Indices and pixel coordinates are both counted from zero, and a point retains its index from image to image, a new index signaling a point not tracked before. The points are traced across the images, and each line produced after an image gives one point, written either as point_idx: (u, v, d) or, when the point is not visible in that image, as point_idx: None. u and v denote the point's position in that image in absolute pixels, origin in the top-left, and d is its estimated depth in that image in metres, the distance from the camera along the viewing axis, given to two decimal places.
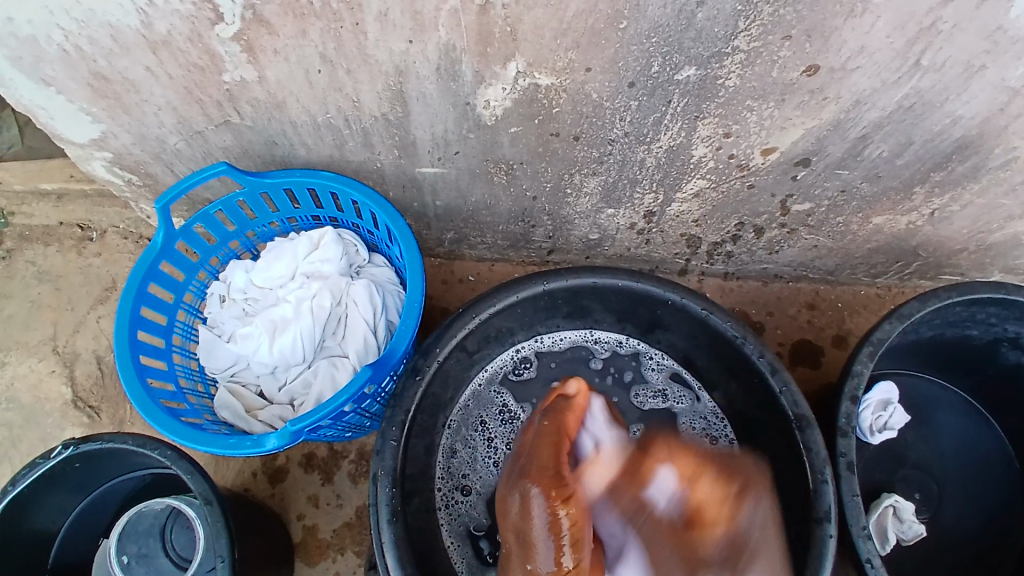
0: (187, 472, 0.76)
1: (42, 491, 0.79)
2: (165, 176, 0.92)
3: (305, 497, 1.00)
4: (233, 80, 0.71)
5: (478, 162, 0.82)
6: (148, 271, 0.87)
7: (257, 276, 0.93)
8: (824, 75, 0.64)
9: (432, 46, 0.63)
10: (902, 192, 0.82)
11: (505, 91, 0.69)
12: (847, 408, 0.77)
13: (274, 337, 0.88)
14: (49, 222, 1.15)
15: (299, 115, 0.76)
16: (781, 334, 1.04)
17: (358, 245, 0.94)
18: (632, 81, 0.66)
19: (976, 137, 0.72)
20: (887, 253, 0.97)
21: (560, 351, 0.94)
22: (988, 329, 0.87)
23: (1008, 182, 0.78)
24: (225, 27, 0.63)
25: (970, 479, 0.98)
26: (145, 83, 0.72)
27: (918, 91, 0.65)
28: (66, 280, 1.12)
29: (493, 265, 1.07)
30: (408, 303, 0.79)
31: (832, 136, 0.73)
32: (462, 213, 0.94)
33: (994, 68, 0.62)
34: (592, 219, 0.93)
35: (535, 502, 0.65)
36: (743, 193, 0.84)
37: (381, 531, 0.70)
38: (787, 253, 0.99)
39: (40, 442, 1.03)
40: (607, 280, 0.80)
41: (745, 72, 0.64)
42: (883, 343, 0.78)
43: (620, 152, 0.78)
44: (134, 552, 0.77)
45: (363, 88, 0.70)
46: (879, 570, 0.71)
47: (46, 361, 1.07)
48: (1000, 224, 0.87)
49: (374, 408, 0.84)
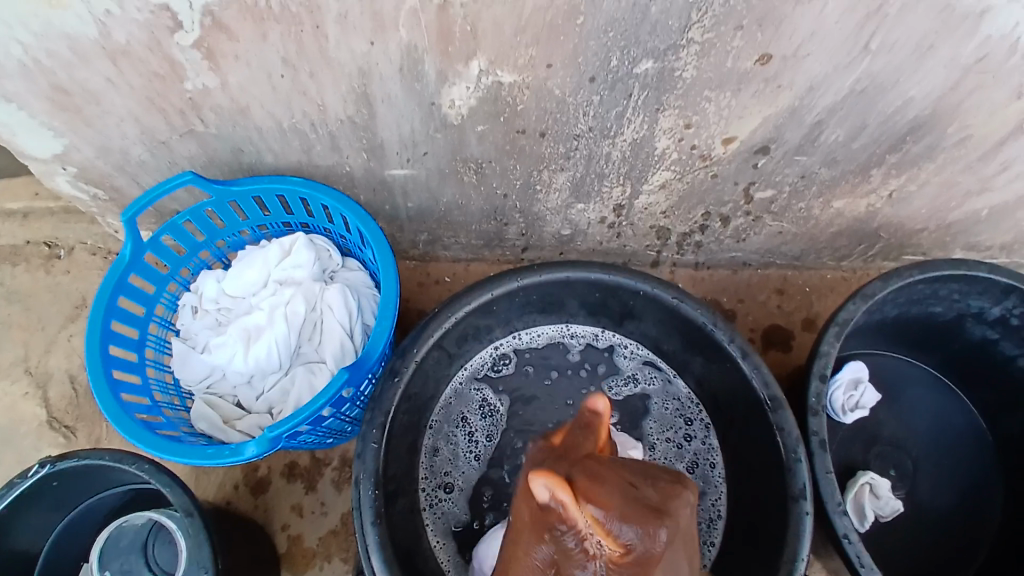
0: (166, 485, 0.76)
1: (21, 510, 0.78)
2: (131, 189, 0.91)
3: (289, 507, 1.00)
4: (195, 88, 0.71)
5: (447, 162, 0.83)
6: (117, 285, 0.86)
7: (230, 285, 0.93)
8: (777, 63, 0.66)
9: (394, 47, 0.64)
10: (861, 174, 0.85)
11: (469, 90, 0.70)
12: (817, 387, 0.79)
13: (249, 345, 0.88)
14: (16, 241, 1.13)
15: (264, 120, 0.76)
16: (752, 321, 1.06)
17: (330, 249, 0.94)
18: (592, 75, 0.68)
19: (927, 118, 0.74)
20: (850, 236, 1.00)
21: (538, 346, 0.95)
22: (951, 304, 0.90)
23: (961, 160, 0.81)
24: (185, 34, 0.63)
25: (940, 454, 1.01)
26: (108, 93, 0.72)
27: (869, 75, 0.68)
28: (35, 300, 1.10)
29: (468, 266, 1.07)
30: (382, 305, 0.80)
31: (789, 122, 0.75)
32: (434, 214, 0.95)
33: (940, 50, 0.65)
34: (563, 215, 0.95)
35: None
36: (707, 183, 0.86)
37: (365, 535, 0.70)
38: (754, 241, 1.01)
39: (14, 466, 1.01)
40: (579, 273, 0.81)
41: (700, 63, 0.66)
42: (848, 322, 0.81)
43: (586, 146, 0.79)
44: (117, 568, 0.76)
45: (327, 92, 0.70)
46: (856, 544, 0.73)
47: (18, 383, 1.05)
48: (957, 202, 0.90)
49: (353, 412, 0.84)
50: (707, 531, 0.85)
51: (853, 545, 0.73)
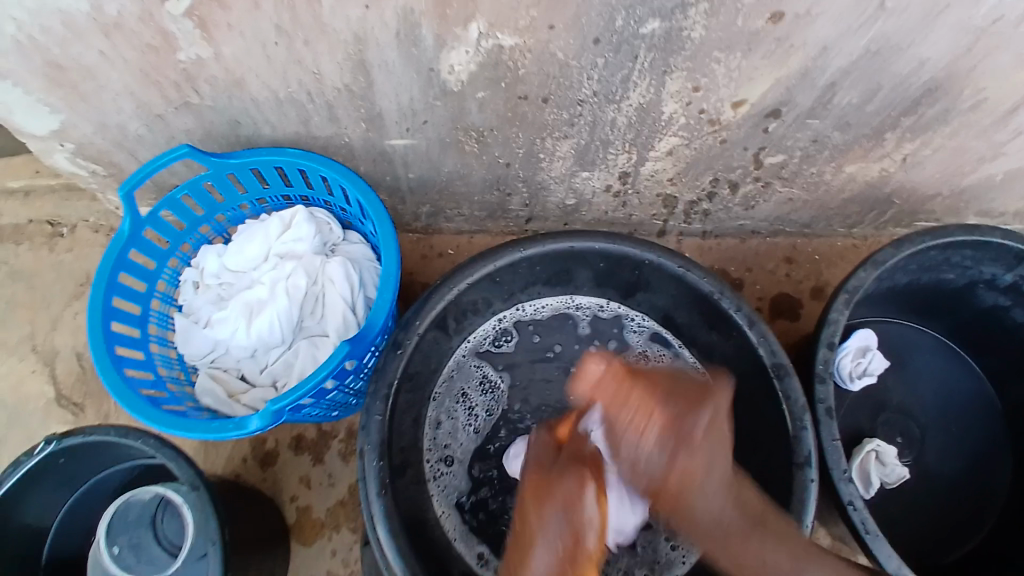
0: (171, 459, 0.76)
1: (29, 488, 0.79)
2: (129, 164, 0.90)
3: (296, 479, 1.00)
4: (189, 59, 0.68)
5: (448, 131, 0.81)
6: (117, 260, 0.85)
7: (230, 259, 0.92)
8: (789, 22, 0.63)
9: (390, 11, 0.62)
10: (873, 138, 0.82)
11: (468, 55, 0.68)
12: (824, 354, 0.77)
13: (251, 320, 0.88)
14: (18, 220, 1.12)
15: (259, 91, 0.74)
16: (761, 290, 1.04)
17: (331, 222, 0.93)
18: (596, 38, 0.65)
19: (946, 79, 0.72)
20: (862, 203, 0.98)
21: (542, 317, 0.94)
22: (964, 271, 0.89)
23: (979, 123, 0.79)
24: (175, 3, 0.61)
25: (950, 421, 1.00)
26: (101, 68, 0.70)
27: (884, 35, 0.65)
28: (39, 278, 1.09)
29: (471, 237, 1.06)
30: (384, 278, 0.79)
31: (801, 85, 0.72)
32: (436, 185, 0.93)
33: (960, 6, 0.62)
34: (567, 184, 0.93)
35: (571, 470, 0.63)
36: (715, 148, 0.84)
37: (370, 505, 0.70)
38: (763, 208, 0.99)
39: (25, 443, 1.02)
40: (583, 243, 0.79)
41: (709, 23, 0.63)
42: (859, 290, 0.79)
43: (590, 113, 0.77)
44: (125, 543, 0.76)
45: (323, 60, 0.68)
46: (861, 512, 0.72)
47: (26, 360, 1.05)
48: (973, 165, 0.87)
49: (357, 384, 0.84)
50: None
51: (858, 511, 0.72)
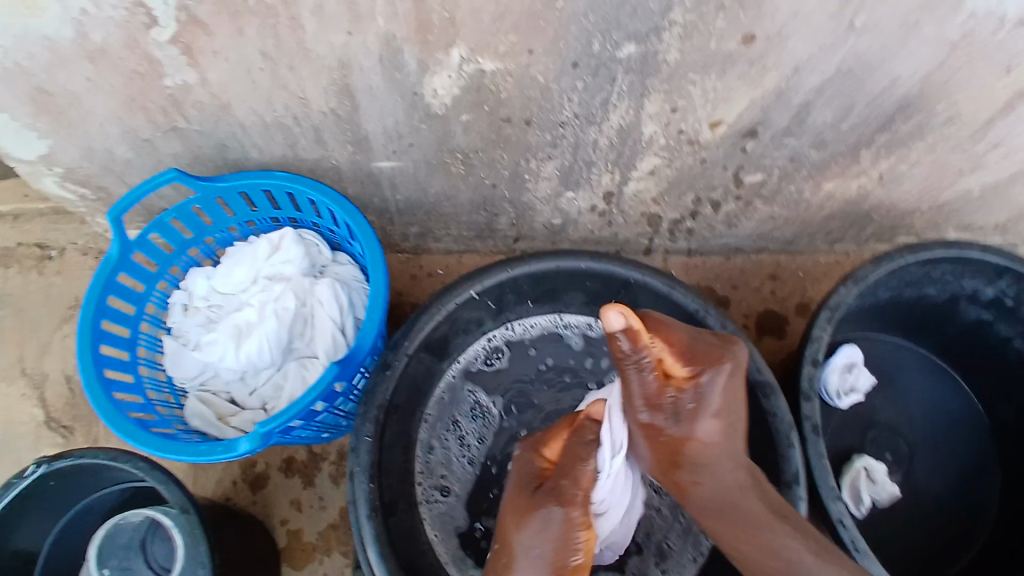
0: (160, 482, 0.76)
1: (18, 512, 0.79)
2: (118, 189, 0.91)
3: (287, 502, 1.00)
4: (176, 85, 0.70)
5: (433, 153, 0.82)
6: (106, 284, 0.85)
7: (219, 282, 0.93)
8: (761, 44, 0.65)
9: (373, 37, 0.63)
10: (850, 156, 0.84)
11: (451, 79, 0.69)
12: (809, 370, 0.78)
13: (240, 341, 0.88)
14: (8, 243, 1.13)
15: (247, 116, 0.75)
16: (747, 306, 1.06)
17: (319, 244, 0.94)
18: (575, 61, 0.67)
19: (917, 96, 0.74)
20: (843, 219, 0.99)
21: (532, 336, 0.95)
22: (946, 285, 0.90)
23: (953, 138, 0.80)
24: (162, 30, 0.62)
25: (939, 437, 1.01)
26: (88, 93, 0.71)
27: (855, 54, 0.67)
28: (29, 303, 1.10)
29: (460, 257, 1.07)
30: (371, 298, 0.79)
31: (776, 105, 0.74)
32: (423, 206, 0.94)
33: (926, 24, 0.64)
34: (553, 204, 0.94)
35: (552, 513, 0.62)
36: (696, 168, 0.86)
37: (361, 527, 0.70)
38: (746, 226, 1.01)
39: (13, 468, 1.01)
40: (568, 262, 0.80)
41: (683, 46, 0.65)
42: (841, 305, 0.80)
43: (573, 134, 0.79)
44: (115, 566, 0.77)
45: (308, 85, 0.70)
46: (851, 530, 0.72)
47: (14, 385, 1.05)
48: (950, 180, 0.89)
49: (346, 405, 0.84)
50: None
51: (848, 529, 0.72)
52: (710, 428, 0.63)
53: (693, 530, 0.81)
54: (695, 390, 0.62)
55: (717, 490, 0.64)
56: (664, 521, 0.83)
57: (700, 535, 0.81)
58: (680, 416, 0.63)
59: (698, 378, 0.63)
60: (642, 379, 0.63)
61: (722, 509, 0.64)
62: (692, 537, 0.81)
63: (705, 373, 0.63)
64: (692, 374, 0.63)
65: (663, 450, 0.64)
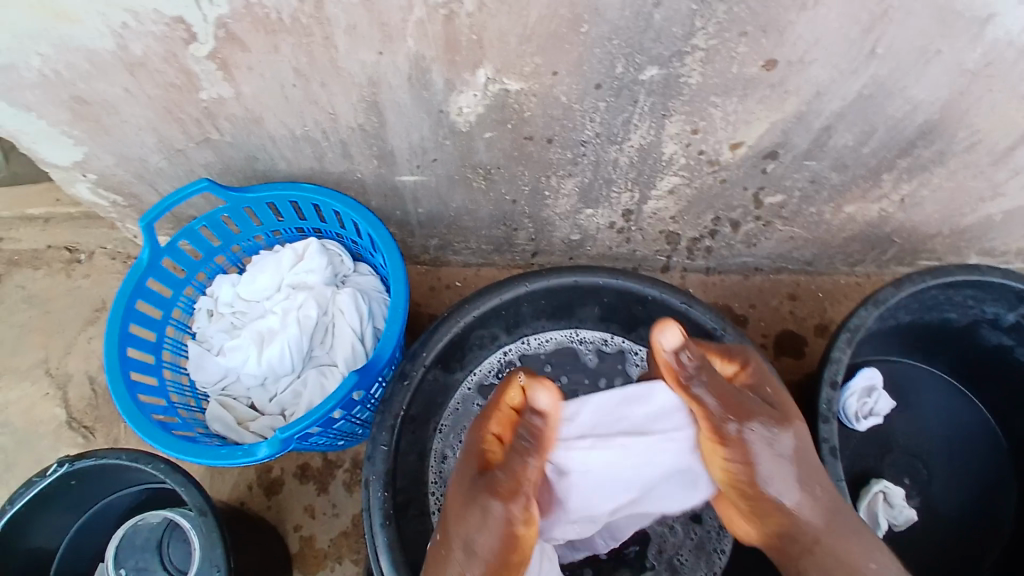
0: (180, 484, 0.76)
1: (39, 510, 0.80)
2: (149, 196, 0.93)
3: (301, 508, 1.01)
4: (210, 98, 0.72)
5: (456, 168, 0.84)
6: (135, 288, 0.88)
7: (243, 289, 0.94)
8: (782, 69, 0.66)
9: (402, 57, 0.65)
10: (871, 179, 0.85)
11: (476, 98, 0.71)
12: (828, 393, 0.78)
13: (262, 348, 0.90)
14: (38, 246, 1.16)
15: (277, 129, 0.77)
16: (764, 326, 1.06)
17: (342, 255, 0.96)
18: (598, 82, 0.68)
19: (938, 122, 0.74)
20: (863, 241, 0.99)
21: (546, 351, 0.95)
22: (966, 310, 0.89)
23: (974, 164, 0.81)
24: (199, 46, 0.65)
25: (957, 461, 1.00)
26: (125, 104, 0.74)
27: (876, 80, 0.68)
28: (55, 304, 1.13)
29: (478, 270, 1.09)
30: (392, 309, 0.81)
31: (797, 128, 0.75)
32: (444, 220, 0.96)
33: (948, 53, 0.64)
34: (572, 220, 0.95)
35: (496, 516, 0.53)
36: (716, 188, 0.86)
37: (374, 535, 0.71)
38: (765, 246, 1.01)
39: (35, 465, 1.04)
40: (586, 278, 0.81)
41: (706, 70, 0.66)
42: (860, 328, 0.80)
43: (594, 152, 0.80)
44: (132, 566, 0.78)
45: (338, 101, 0.72)
46: None
47: (39, 384, 1.08)
48: (971, 206, 0.89)
49: (364, 414, 0.85)
50: (716, 538, 0.82)
51: None
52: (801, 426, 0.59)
53: (706, 549, 0.82)
54: (755, 383, 0.60)
55: (822, 507, 0.58)
56: (677, 537, 0.83)
57: (712, 554, 0.81)
58: (769, 420, 0.56)
59: (749, 369, 0.61)
60: (721, 391, 0.56)
61: (828, 547, 0.57)
62: (704, 556, 0.81)
63: (755, 367, 0.61)
64: (740, 370, 0.61)
65: (777, 473, 0.56)
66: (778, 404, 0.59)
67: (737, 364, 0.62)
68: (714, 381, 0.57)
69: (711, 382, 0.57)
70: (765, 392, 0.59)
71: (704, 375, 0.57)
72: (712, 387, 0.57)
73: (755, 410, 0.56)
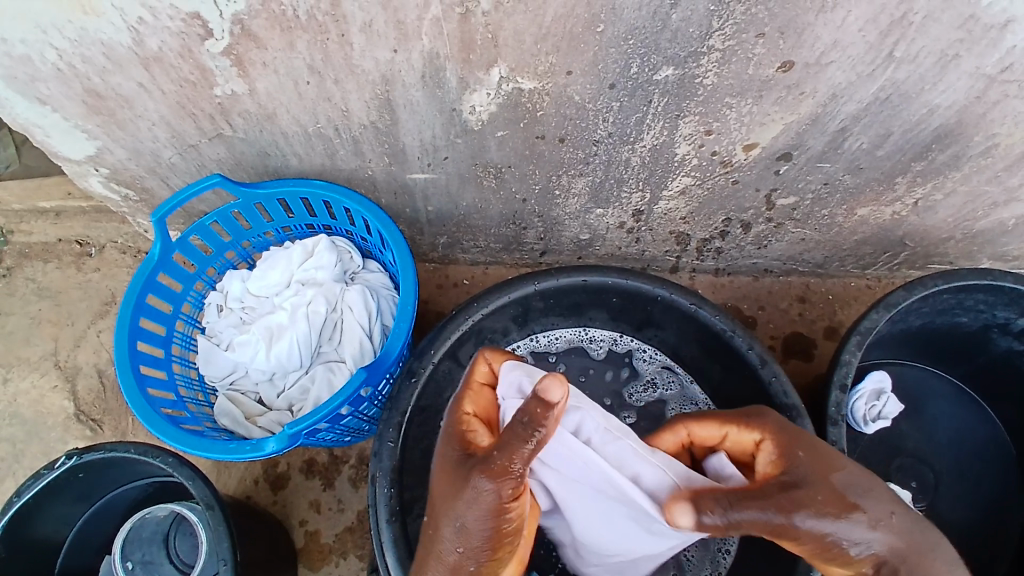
0: (189, 478, 0.76)
1: (47, 502, 0.80)
2: (160, 190, 0.93)
3: (307, 503, 1.01)
4: (224, 94, 0.72)
5: (467, 167, 0.83)
6: (146, 283, 0.88)
7: (253, 285, 0.94)
8: (799, 71, 0.66)
9: (417, 55, 0.65)
10: (884, 182, 0.84)
11: (489, 96, 0.71)
12: (837, 397, 0.77)
13: (270, 343, 0.90)
14: (48, 239, 1.16)
15: (290, 125, 0.77)
16: (774, 328, 1.05)
17: (351, 251, 0.96)
18: (612, 82, 0.68)
19: (954, 126, 0.73)
20: (875, 244, 0.99)
21: (556, 349, 0.95)
22: (977, 315, 0.89)
23: (989, 169, 0.80)
24: (215, 42, 0.65)
25: (964, 464, 0.99)
26: (139, 98, 0.74)
27: (893, 83, 0.67)
28: (65, 297, 1.13)
29: (486, 268, 1.08)
30: (401, 306, 0.80)
31: (812, 130, 0.74)
32: (454, 218, 0.96)
33: (967, 56, 0.63)
34: (582, 220, 0.95)
35: (485, 496, 0.50)
36: (728, 189, 0.86)
37: (380, 531, 0.71)
38: (776, 247, 1.01)
39: (43, 456, 1.04)
40: (597, 278, 0.81)
41: (721, 71, 0.66)
42: (871, 332, 0.80)
43: (606, 152, 0.79)
44: (138, 559, 0.78)
45: (351, 98, 0.72)
46: None
47: (48, 376, 1.08)
48: (985, 211, 0.88)
49: (371, 411, 0.85)
50: (721, 537, 0.82)
51: None
52: (842, 474, 0.54)
53: (711, 549, 0.82)
54: (782, 448, 0.57)
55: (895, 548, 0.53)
56: None
57: (717, 554, 0.81)
58: (814, 497, 0.51)
59: (769, 437, 0.59)
60: (744, 499, 0.52)
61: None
62: (710, 555, 0.81)
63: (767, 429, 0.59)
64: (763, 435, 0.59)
65: (850, 534, 0.51)
66: (819, 463, 0.54)
67: (754, 435, 0.60)
68: (740, 491, 0.53)
69: (736, 496, 0.52)
70: (797, 458, 0.55)
71: (725, 499, 0.52)
72: (738, 495, 0.52)
73: (795, 495, 0.52)
